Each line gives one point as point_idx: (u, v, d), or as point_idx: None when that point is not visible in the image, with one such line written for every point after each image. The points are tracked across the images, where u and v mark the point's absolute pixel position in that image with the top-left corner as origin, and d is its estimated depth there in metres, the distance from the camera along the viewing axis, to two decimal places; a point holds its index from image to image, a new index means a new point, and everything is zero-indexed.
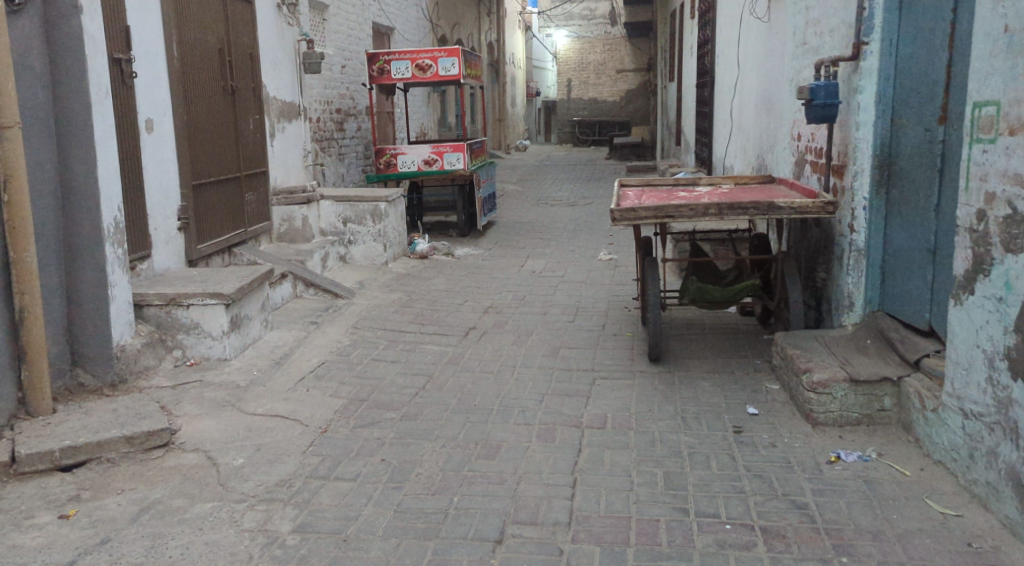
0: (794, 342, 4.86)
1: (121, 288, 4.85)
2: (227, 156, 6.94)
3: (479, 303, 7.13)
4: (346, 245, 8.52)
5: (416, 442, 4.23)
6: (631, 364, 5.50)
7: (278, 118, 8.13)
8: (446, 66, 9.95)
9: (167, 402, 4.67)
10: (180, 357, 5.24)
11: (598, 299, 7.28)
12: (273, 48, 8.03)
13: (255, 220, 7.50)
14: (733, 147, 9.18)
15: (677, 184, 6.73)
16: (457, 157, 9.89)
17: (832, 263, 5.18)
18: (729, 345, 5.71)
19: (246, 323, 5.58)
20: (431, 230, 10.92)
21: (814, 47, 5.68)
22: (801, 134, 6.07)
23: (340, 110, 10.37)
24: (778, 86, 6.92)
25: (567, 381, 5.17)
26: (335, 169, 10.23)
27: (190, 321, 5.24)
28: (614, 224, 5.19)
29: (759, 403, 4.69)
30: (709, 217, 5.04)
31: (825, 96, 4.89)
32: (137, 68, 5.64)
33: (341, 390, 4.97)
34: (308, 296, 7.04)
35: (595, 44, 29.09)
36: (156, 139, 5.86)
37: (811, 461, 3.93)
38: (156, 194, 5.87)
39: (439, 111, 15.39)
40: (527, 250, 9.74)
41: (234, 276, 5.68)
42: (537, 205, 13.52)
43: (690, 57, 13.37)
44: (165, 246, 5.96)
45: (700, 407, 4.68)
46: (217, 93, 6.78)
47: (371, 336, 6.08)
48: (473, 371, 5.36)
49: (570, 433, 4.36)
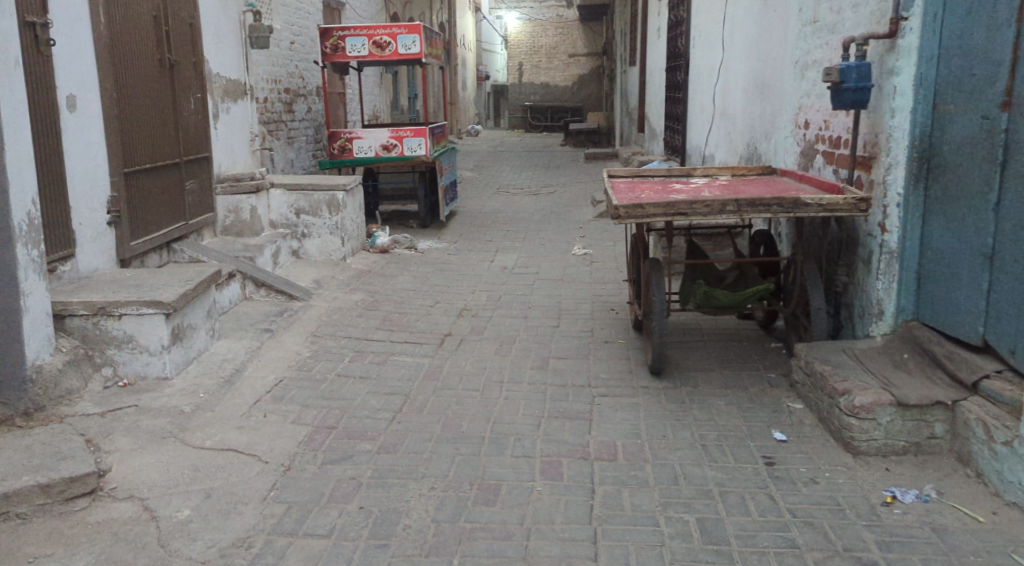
0: (821, 356, 4.31)
1: (37, 297, 4.06)
2: (164, 140, 6.11)
3: (452, 304, 6.48)
4: (300, 239, 7.76)
5: (398, 483, 3.59)
6: (631, 378, 4.90)
7: (222, 97, 7.30)
8: (406, 43, 9.22)
9: (95, 434, 3.90)
10: (110, 376, 4.47)
11: (580, 300, 6.67)
12: (215, 19, 7.19)
13: (196, 211, 6.68)
14: (714, 135, 8.66)
15: (670, 175, 6.18)
16: (417, 142, 9.19)
17: (855, 265, 4.63)
18: (737, 356, 5.16)
19: (190, 334, 4.81)
20: (389, 221, 10.20)
21: (830, 24, 5.13)
22: (811, 122, 5.53)
23: (290, 90, 9.53)
24: (778, 68, 6.38)
25: (564, 400, 4.55)
26: (284, 154, 9.40)
27: (123, 333, 4.46)
28: (617, 222, 4.57)
29: (785, 427, 4.14)
30: (727, 216, 4.50)
31: (857, 78, 4.31)
32: (55, 35, 4.81)
33: (305, 415, 4.28)
34: (259, 298, 6.27)
35: (546, 27, 28.30)
36: (80, 119, 5.03)
37: (863, 503, 3.39)
38: (81, 183, 5.04)
39: (391, 93, 14.58)
40: (494, 243, 9.10)
41: (176, 279, 4.91)
42: (498, 193, 12.87)
43: (658, 41, 12.87)
44: (92, 243, 5.15)
45: (720, 434, 4.10)
46: (152, 68, 5.95)
47: (334, 345, 5.39)
48: (455, 389, 4.71)
49: (579, 469, 3.74)
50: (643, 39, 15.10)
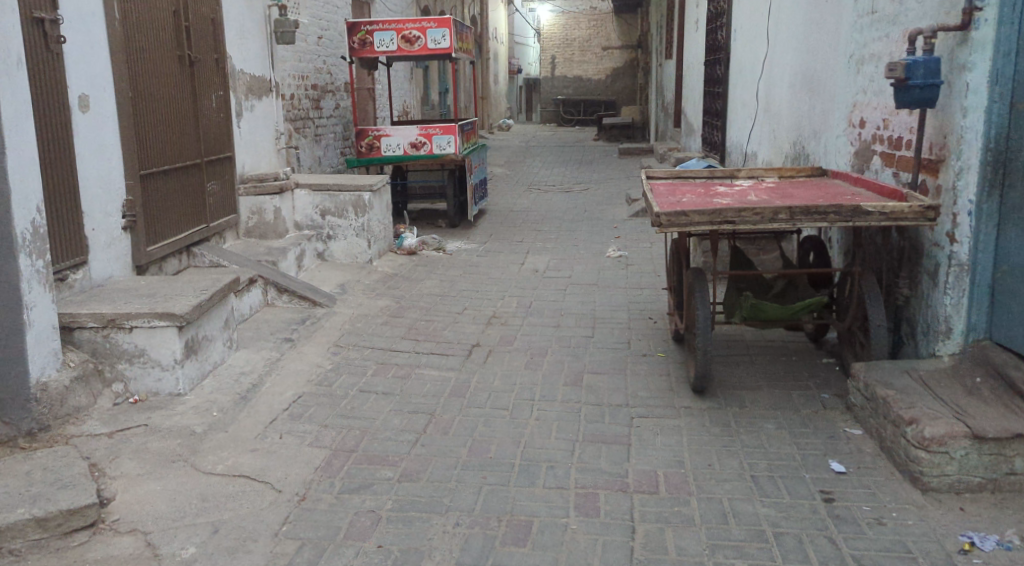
0: (882, 378, 3.95)
1: (42, 310, 3.82)
2: (184, 141, 5.89)
3: (481, 311, 6.19)
4: (325, 241, 7.51)
5: (420, 518, 3.31)
6: (672, 396, 4.57)
7: (246, 95, 7.07)
8: (435, 38, 8.90)
9: (100, 457, 3.66)
10: (121, 392, 4.22)
11: (616, 307, 6.34)
12: (239, 13, 6.94)
13: (218, 213, 6.45)
14: (758, 132, 8.26)
15: (712, 177, 5.82)
16: (447, 140, 8.89)
17: (918, 277, 4.27)
18: (787, 372, 4.81)
19: (206, 346, 4.56)
20: (417, 220, 9.93)
21: (892, 16, 4.77)
22: (868, 120, 5.17)
23: (317, 86, 9.29)
24: (828, 62, 6.02)
25: (599, 422, 4.24)
26: (311, 152, 9.16)
27: (134, 347, 4.22)
28: (659, 230, 4.22)
29: (843, 457, 3.80)
30: (779, 224, 4.13)
31: (924, 75, 3.95)
32: (67, 33, 4.57)
33: (323, 436, 4.02)
34: (281, 304, 6.03)
35: (580, 19, 27.64)
36: (93, 120, 4.80)
37: (938, 551, 3.06)
38: (94, 187, 4.82)
39: (421, 88, 14.30)
40: (525, 244, 8.79)
41: (192, 288, 4.66)
42: (529, 191, 12.55)
43: (696, 34, 12.45)
44: (106, 249, 4.91)
45: (771, 463, 3.77)
46: (171, 66, 5.72)
47: (356, 357, 5.13)
48: (482, 407, 4.41)
49: (617, 503, 3.43)
50: (680, 31, 14.66)
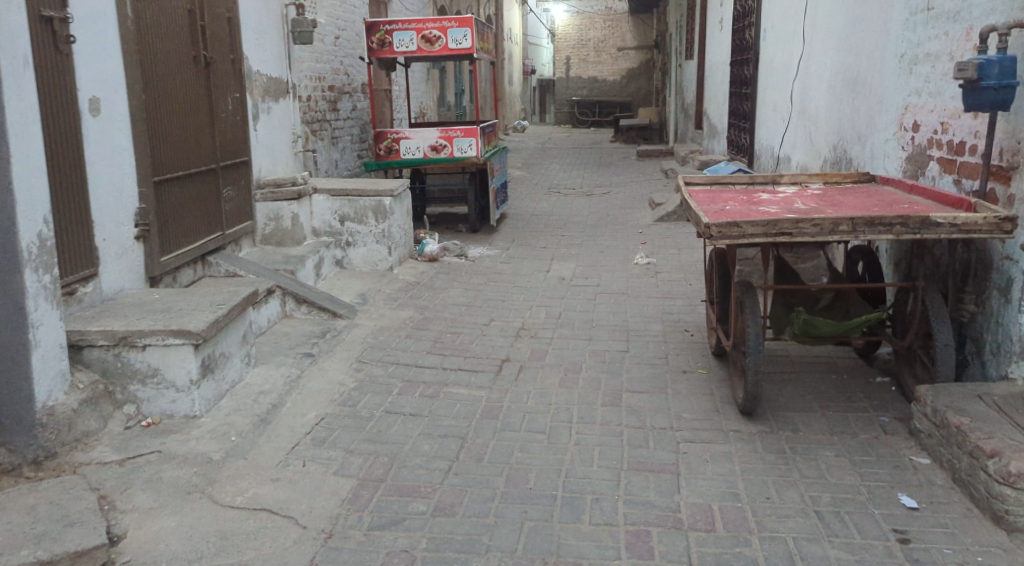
0: (953, 404, 3.65)
1: (49, 328, 3.56)
2: (200, 145, 5.63)
3: (508, 323, 5.91)
4: (344, 248, 7.26)
5: (458, 560, 3.05)
6: (719, 419, 4.28)
7: (263, 97, 6.81)
8: (457, 38, 8.63)
9: (111, 488, 3.40)
10: (132, 415, 3.96)
11: (649, 318, 6.05)
12: (255, 13, 6.69)
13: (234, 220, 6.20)
14: (792, 134, 7.95)
15: (753, 182, 5.52)
16: (468, 143, 8.61)
17: (986, 293, 3.98)
18: (839, 392, 4.52)
19: (223, 363, 4.29)
20: (437, 225, 9.68)
21: (954, 12, 4.47)
22: (922, 123, 4.87)
23: (334, 87, 9.04)
24: (874, 62, 5.71)
25: (643, 448, 3.95)
26: (328, 155, 8.90)
27: (148, 367, 3.96)
28: (708, 242, 3.92)
29: (913, 490, 3.50)
30: (840, 236, 3.84)
31: (999, 75, 3.65)
32: (76, 33, 4.32)
33: (349, 464, 3.75)
34: (300, 315, 5.78)
35: (595, 19, 27.32)
36: (105, 125, 4.55)
37: None
38: (105, 195, 4.57)
39: (438, 89, 14.03)
40: (549, 250, 8.50)
41: (208, 302, 4.41)
42: (549, 194, 12.26)
43: (720, 34, 12.14)
44: (117, 261, 4.66)
45: (835, 497, 3.47)
46: (187, 67, 5.47)
47: (381, 374, 4.86)
48: (517, 430, 4.14)
49: (671, 544, 3.16)
50: (701, 32, 14.35)
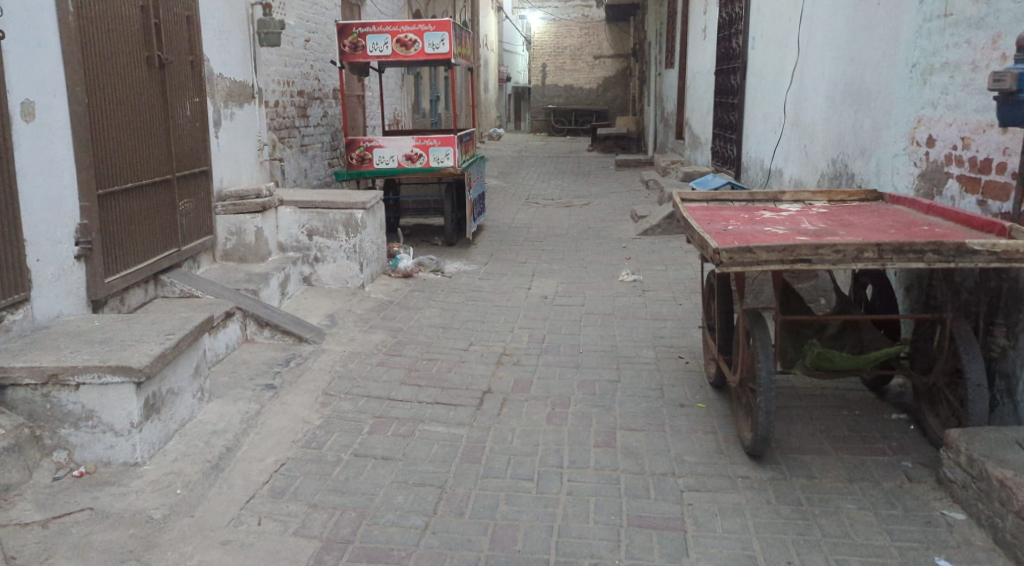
0: (991, 452, 3.28)
1: None
2: (152, 153, 5.14)
3: (489, 348, 5.46)
4: (312, 264, 6.78)
5: None
6: (724, 463, 3.86)
7: (225, 102, 6.32)
8: (433, 42, 8.18)
9: (29, 557, 2.92)
10: (64, 463, 3.48)
11: (640, 343, 5.63)
12: (219, 12, 6.21)
13: (191, 235, 5.70)
14: (785, 146, 7.59)
15: (753, 199, 5.13)
16: (445, 152, 8.15)
17: (1021, 327, 3.61)
18: (853, 431, 4.12)
19: (171, 402, 3.80)
20: (412, 237, 9.23)
21: (979, 18, 4.11)
22: (939, 138, 4.51)
23: (304, 92, 8.55)
24: (881, 70, 5.35)
25: (644, 498, 3.53)
26: (296, 163, 8.41)
27: (82, 408, 3.46)
28: (718, 269, 3.50)
29: (951, 553, 3.11)
30: (864, 264, 3.45)
31: None
32: (6, 28, 3.83)
33: (312, 521, 3.29)
34: (262, 340, 5.30)
35: (572, 27, 27.04)
36: (40, 132, 4.06)
37: None
38: (39, 209, 4.07)
39: (412, 95, 13.57)
40: (529, 265, 8.07)
41: (156, 330, 3.92)
42: (527, 205, 11.84)
43: (705, 43, 11.79)
44: (54, 283, 4.16)
45: (863, 561, 3.07)
46: (138, 68, 4.98)
47: (350, 409, 4.39)
48: (502, 478, 3.69)
49: None
50: (682, 40, 14.02)
